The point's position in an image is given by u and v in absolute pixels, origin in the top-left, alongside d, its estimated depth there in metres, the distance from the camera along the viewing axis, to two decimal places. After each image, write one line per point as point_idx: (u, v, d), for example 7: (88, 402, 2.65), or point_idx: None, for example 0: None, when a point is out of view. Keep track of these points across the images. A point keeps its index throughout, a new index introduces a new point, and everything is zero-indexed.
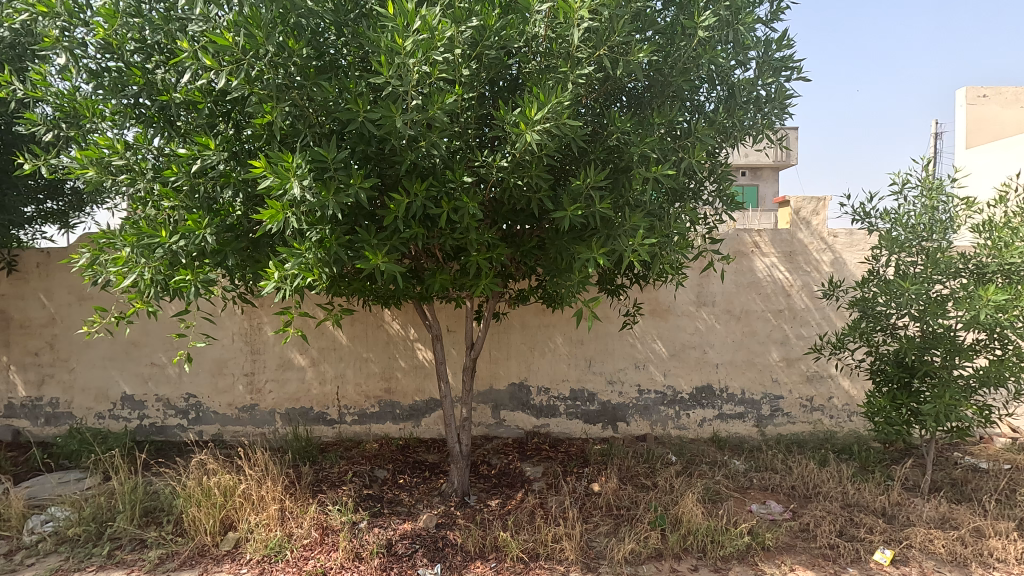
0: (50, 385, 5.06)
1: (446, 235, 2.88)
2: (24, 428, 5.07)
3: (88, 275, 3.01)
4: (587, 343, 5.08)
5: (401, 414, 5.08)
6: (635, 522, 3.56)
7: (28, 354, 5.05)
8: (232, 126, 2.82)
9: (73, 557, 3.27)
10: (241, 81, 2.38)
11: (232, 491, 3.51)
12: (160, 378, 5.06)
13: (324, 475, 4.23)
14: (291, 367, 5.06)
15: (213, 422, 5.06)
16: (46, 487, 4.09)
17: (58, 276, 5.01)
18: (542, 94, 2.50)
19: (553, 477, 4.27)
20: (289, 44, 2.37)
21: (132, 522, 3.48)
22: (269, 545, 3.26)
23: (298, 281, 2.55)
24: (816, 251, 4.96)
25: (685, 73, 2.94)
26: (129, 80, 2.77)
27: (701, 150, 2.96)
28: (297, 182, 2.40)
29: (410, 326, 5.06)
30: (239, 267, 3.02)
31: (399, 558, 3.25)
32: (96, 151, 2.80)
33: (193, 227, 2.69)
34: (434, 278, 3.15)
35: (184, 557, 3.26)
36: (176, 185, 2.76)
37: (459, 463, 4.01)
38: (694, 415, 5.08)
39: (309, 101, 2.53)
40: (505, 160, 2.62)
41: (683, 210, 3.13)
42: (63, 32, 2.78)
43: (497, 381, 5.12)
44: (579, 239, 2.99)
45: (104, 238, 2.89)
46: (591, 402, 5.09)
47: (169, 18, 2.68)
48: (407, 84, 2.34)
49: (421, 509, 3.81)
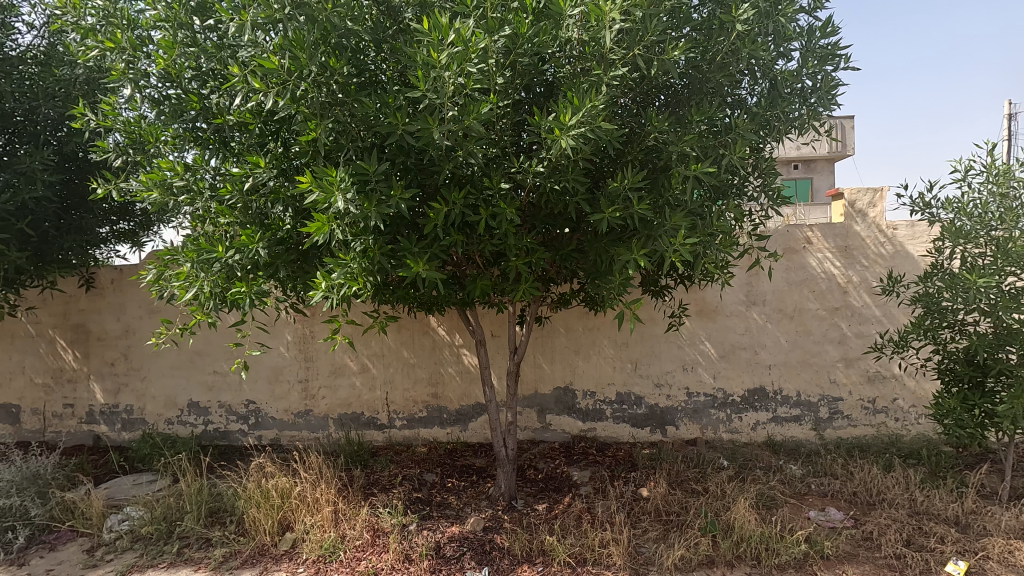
0: (125, 393, 5.43)
1: (485, 242, 2.91)
2: (102, 432, 5.47)
3: (155, 289, 3.21)
4: (633, 346, 5.02)
5: (448, 419, 5.17)
6: (685, 527, 3.49)
7: (106, 365, 5.45)
8: (281, 143, 2.96)
9: (147, 553, 3.49)
10: (287, 101, 2.51)
11: (289, 493, 3.67)
12: (222, 385, 5.34)
13: (375, 479, 4.35)
14: (343, 373, 5.23)
15: (272, 427, 5.30)
16: (123, 488, 4.36)
17: (130, 291, 5.38)
18: (575, 98, 2.50)
19: (600, 483, 4.24)
20: (331, 64, 2.46)
21: (199, 522, 3.68)
22: (323, 545, 3.39)
23: (344, 290, 2.63)
24: (873, 245, 4.72)
25: (723, 68, 2.89)
26: (188, 106, 2.97)
27: (743, 145, 2.90)
28: (341, 195, 2.49)
29: (455, 332, 5.14)
30: (290, 279, 3.14)
31: (448, 561, 3.29)
32: (159, 173, 3.01)
33: (247, 242, 2.85)
34: (475, 285, 3.20)
35: (246, 556, 3.43)
36: (231, 203, 2.94)
37: (505, 468, 4.04)
38: (747, 419, 4.92)
39: (351, 117, 2.61)
40: (541, 166, 2.63)
41: (727, 208, 3.05)
42: (128, 65, 3.03)
43: (542, 385, 5.12)
44: (618, 241, 2.98)
45: (168, 255, 3.08)
46: (638, 406, 5.02)
47: (221, 46, 2.84)
48: (443, 96, 2.39)
49: (469, 513, 3.86)
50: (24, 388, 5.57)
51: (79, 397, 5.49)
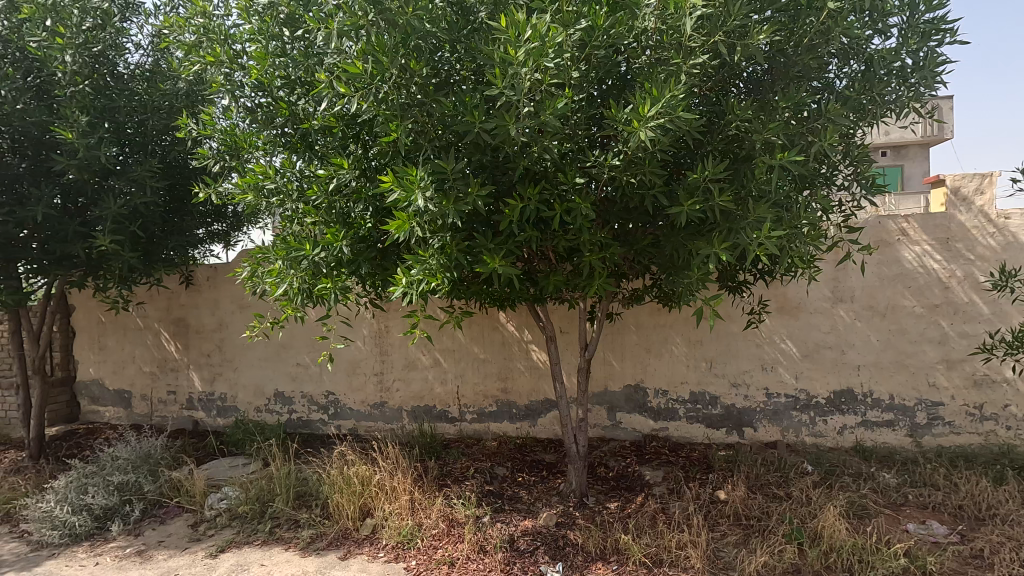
0: (219, 381, 5.87)
1: (559, 237, 2.90)
2: (200, 418, 5.93)
3: (249, 285, 3.46)
4: (707, 344, 4.85)
5: (517, 413, 5.21)
6: (768, 534, 3.34)
7: (203, 355, 5.90)
8: (361, 146, 3.10)
9: (243, 531, 3.77)
10: (370, 104, 2.61)
11: (369, 480, 3.84)
12: (305, 376, 5.64)
13: (448, 470, 4.46)
14: (416, 367, 5.39)
15: (350, 417, 5.55)
16: (220, 469, 4.72)
17: (223, 287, 5.79)
18: (654, 89, 2.44)
19: (674, 483, 4.13)
20: (411, 66, 2.53)
21: (288, 504, 3.92)
22: (402, 532, 3.52)
23: (423, 285, 2.71)
24: (980, 236, 4.31)
25: (812, 50, 2.74)
26: (277, 113, 3.18)
27: (834, 132, 2.72)
28: (421, 194, 2.57)
29: (524, 328, 5.16)
30: (370, 275, 3.26)
31: (522, 554, 3.32)
32: (253, 177, 3.22)
33: (332, 240, 2.99)
34: (547, 281, 3.19)
35: (331, 538, 3.62)
36: (317, 203, 3.09)
37: (576, 464, 4.01)
38: (833, 422, 4.64)
39: (429, 118, 2.67)
40: (617, 159, 2.62)
41: (815, 199, 2.89)
42: (225, 77, 3.29)
43: (612, 382, 5.06)
44: (697, 234, 2.90)
45: (260, 253, 3.29)
46: (713, 405, 4.85)
47: (308, 54, 2.99)
48: (520, 92, 2.41)
49: (541, 507, 3.88)
50: (134, 375, 6.13)
51: (181, 385, 5.98)
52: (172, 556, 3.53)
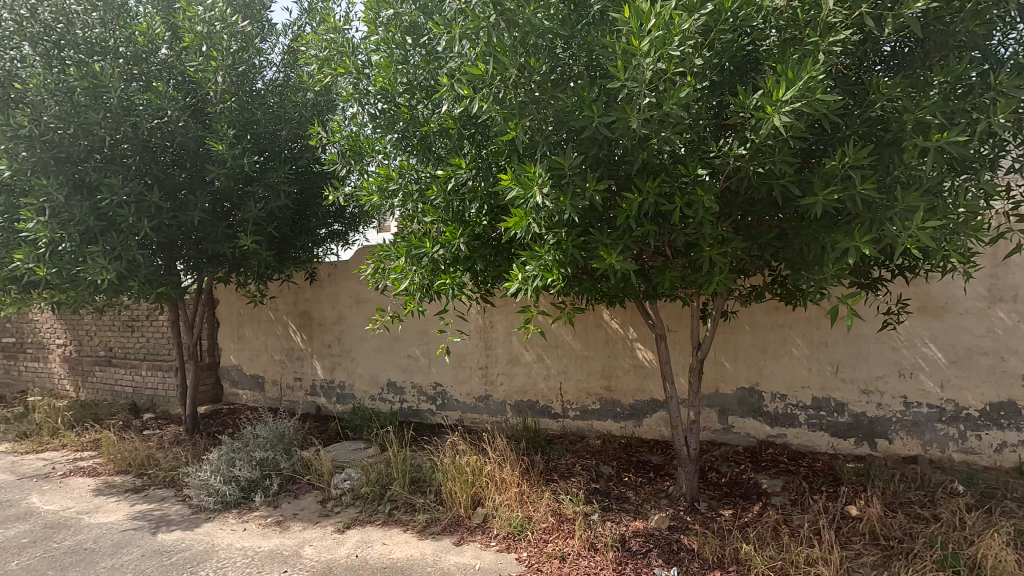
0: (339, 370, 6.32)
1: (677, 231, 2.80)
2: (322, 403, 6.44)
3: (372, 280, 3.68)
4: (833, 346, 4.47)
5: (622, 412, 5.10)
6: (913, 557, 3.02)
7: (325, 346, 6.39)
8: (476, 146, 3.19)
9: (365, 510, 4.04)
10: (489, 104, 2.70)
11: (480, 470, 3.97)
12: (415, 368, 5.93)
13: (554, 465, 4.49)
14: (520, 362, 5.47)
15: (456, 409, 5.76)
16: (343, 451, 5.10)
17: (342, 283, 6.23)
18: (789, 71, 2.28)
19: (796, 494, 3.86)
20: (531, 64, 2.58)
21: (404, 488, 4.15)
22: (512, 523, 3.60)
23: (538, 281, 2.73)
24: None
25: (978, 15, 2.42)
26: (399, 118, 3.36)
27: (1006, 107, 2.36)
28: (539, 190, 2.59)
29: (629, 325, 5.05)
30: (484, 271, 3.35)
31: (634, 555, 3.26)
32: (377, 179, 3.43)
33: (450, 237, 3.10)
34: (662, 277, 3.10)
35: (445, 523, 3.78)
36: (435, 203, 3.20)
37: (687, 467, 3.87)
38: (989, 438, 4.06)
39: (546, 114, 2.69)
40: (743, 148, 2.47)
41: (976, 184, 2.56)
42: (353, 86, 3.52)
43: (724, 384, 4.83)
44: (832, 227, 2.68)
45: (382, 251, 3.49)
46: (840, 413, 4.46)
47: (430, 60, 3.17)
48: (641, 84, 2.36)
49: (650, 509, 3.79)
50: (267, 362, 6.78)
51: (306, 372, 6.53)
52: (306, 528, 3.87)
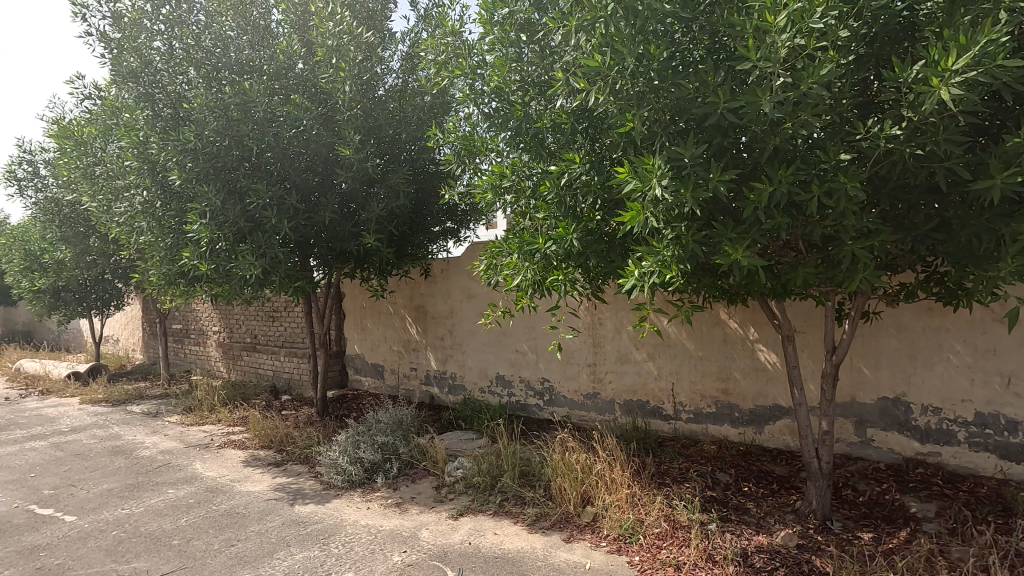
0: (450, 362, 6.58)
1: (814, 223, 2.54)
2: (436, 393, 6.74)
3: (485, 276, 3.76)
4: (1005, 354, 3.82)
5: (741, 418, 4.76)
6: None
7: (438, 338, 6.68)
8: (589, 139, 3.14)
9: (477, 499, 4.17)
10: (605, 96, 2.62)
11: (590, 469, 3.94)
12: (523, 363, 6.00)
13: (666, 469, 4.32)
14: (630, 360, 5.33)
15: (564, 405, 5.75)
16: (455, 440, 5.30)
17: (454, 279, 6.47)
18: (961, 35, 1.97)
19: (954, 522, 3.37)
20: (650, 51, 2.46)
21: (514, 481, 4.22)
22: (623, 525, 3.52)
23: (656, 277, 2.62)
24: None
25: None
26: (512, 115, 3.36)
27: None
28: (658, 182, 2.48)
29: (750, 326, 4.71)
30: (596, 267, 3.29)
31: (757, 571, 3.04)
32: (491, 178, 3.50)
33: (564, 233, 3.09)
34: (794, 274, 2.84)
35: (554, 519, 3.78)
36: (549, 198, 3.24)
37: (818, 482, 3.54)
38: None
39: (665, 103, 2.55)
40: (898, 128, 2.19)
41: None
42: (469, 87, 3.61)
43: (863, 392, 4.34)
44: (1013, 215, 2.28)
45: (495, 248, 3.55)
46: (1012, 433, 3.79)
47: (545, 56, 3.19)
48: (776, 63, 2.16)
49: (774, 524, 3.51)
50: (386, 352, 7.23)
51: (420, 363, 6.87)
52: (423, 512, 4.07)
